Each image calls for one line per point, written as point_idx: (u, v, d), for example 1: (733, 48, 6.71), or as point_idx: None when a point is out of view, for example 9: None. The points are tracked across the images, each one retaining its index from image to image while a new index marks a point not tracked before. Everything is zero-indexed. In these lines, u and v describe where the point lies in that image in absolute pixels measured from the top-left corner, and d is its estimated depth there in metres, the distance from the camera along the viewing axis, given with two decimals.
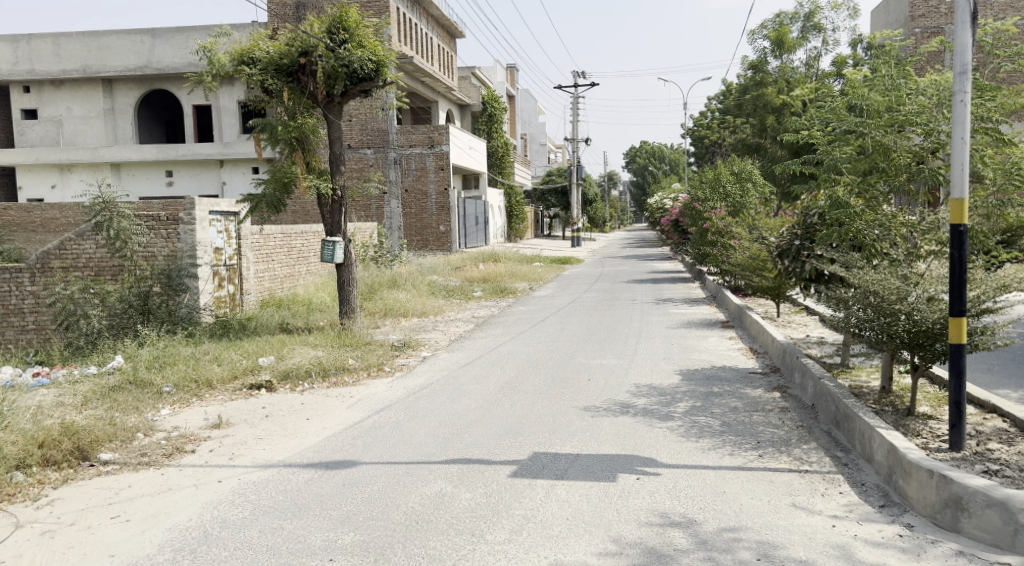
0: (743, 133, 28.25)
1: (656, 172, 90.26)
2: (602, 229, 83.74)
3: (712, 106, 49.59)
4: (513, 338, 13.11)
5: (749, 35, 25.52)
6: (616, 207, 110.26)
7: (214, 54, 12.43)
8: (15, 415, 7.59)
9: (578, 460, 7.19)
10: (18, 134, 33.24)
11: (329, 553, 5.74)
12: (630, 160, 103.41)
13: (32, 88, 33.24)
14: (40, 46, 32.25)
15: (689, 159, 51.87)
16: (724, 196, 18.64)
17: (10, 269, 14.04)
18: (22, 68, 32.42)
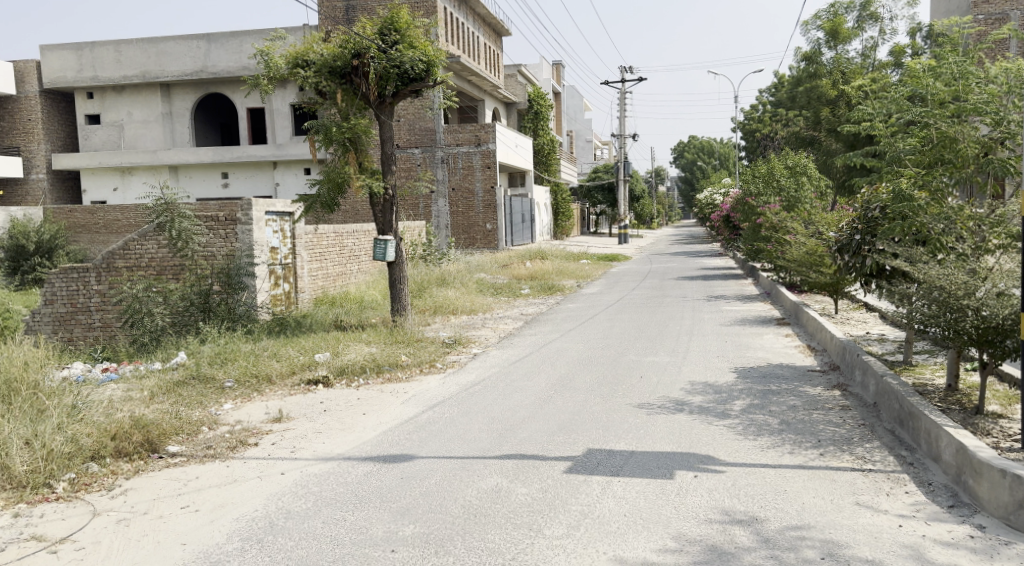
0: (798, 125, 27.84)
1: (705, 167, 89.23)
2: (649, 225, 83.12)
3: (764, 99, 48.93)
4: (563, 335, 13.12)
5: (803, 26, 25.15)
6: (664, 204, 109.48)
7: (270, 57, 12.68)
8: (89, 408, 7.82)
9: (634, 457, 7.17)
10: (82, 138, 34.29)
11: (391, 544, 5.82)
12: (678, 155, 102.48)
13: (95, 93, 34.21)
14: (102, 54, 33.15)
15: (741, 153, 51.26)
16: (778, 190, 18.36)
17: (76, 268, 14.47)
18: (85, 74, 33.32)
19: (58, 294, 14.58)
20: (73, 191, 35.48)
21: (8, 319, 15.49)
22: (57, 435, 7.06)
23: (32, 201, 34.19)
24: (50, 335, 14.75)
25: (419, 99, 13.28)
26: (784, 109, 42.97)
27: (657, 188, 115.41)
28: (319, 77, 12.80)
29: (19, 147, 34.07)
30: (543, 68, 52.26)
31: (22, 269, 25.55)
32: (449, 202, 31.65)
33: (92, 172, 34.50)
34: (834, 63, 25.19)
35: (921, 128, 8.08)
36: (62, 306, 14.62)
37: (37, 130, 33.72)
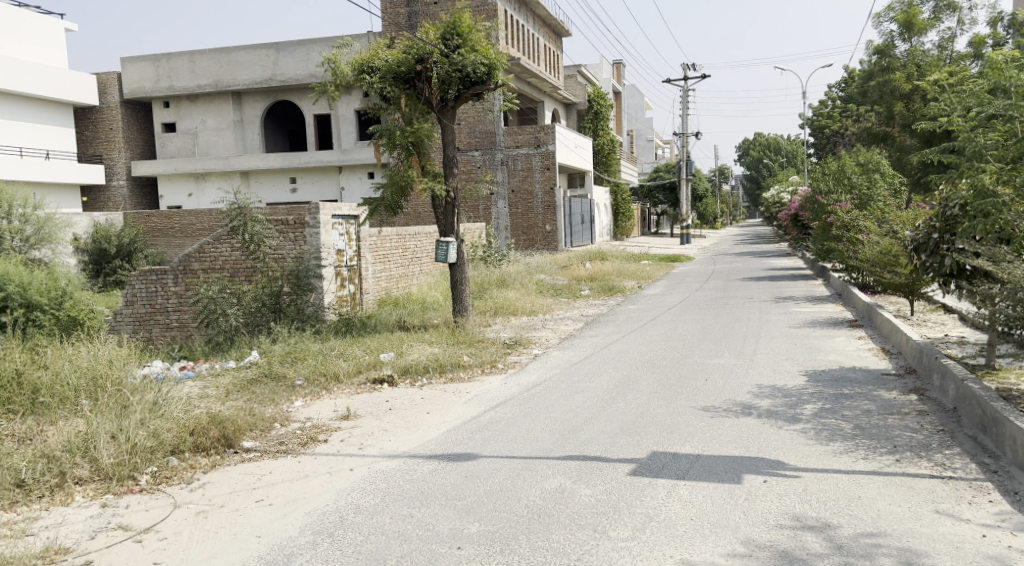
0: (870, 120, 27.28)
1: (772, 165, 87.67)
2: (711, 225, 82.08)
3: (834, 94, 47.99)
4: (625, 336, 13.06)
5: (875, 18, 24.57)
6: (728, 203, 108.01)
7: (337, 65, 12.93)
8: (169, 404, 8.06)
9: (700, 461, 7.10)
10: (159, 146, 35.39)
11: (457, 542, 5.86)
12: (744, 153, 100.86)
13: (171, 102, 35.23)
14: (178, 64, 34.07)
15: (809, 150, 50.33)
16: (849, 188, 17.95)
17: (155, 271, 14.92)
18: (162, 84, 34.32)
19: (138, 295, 15.07)
20: (151, 198, 36.57)
21: (92, 320, 16.06)
22: (141, 430, 7.30)
23: (113, 207, 35.20)
24: (130, 335, 15.23)
25: (480, 102, 13.33)
26: (854, 104, 42.01)
27: (721, 185, 113.75)
28: (384, 82, 12.95)
29: (101, 155, 35.14)
30: (603, 67, 52.00)
31: (104, 272, 26.25)
32: (510, 204, 31.76)
33: (168, 178, 35.57)
34: (908, 56, 24.52)
35: (1004, 122, 7.81)
36: (142, 307, 15.10)
37: (118, 138, 34.80)
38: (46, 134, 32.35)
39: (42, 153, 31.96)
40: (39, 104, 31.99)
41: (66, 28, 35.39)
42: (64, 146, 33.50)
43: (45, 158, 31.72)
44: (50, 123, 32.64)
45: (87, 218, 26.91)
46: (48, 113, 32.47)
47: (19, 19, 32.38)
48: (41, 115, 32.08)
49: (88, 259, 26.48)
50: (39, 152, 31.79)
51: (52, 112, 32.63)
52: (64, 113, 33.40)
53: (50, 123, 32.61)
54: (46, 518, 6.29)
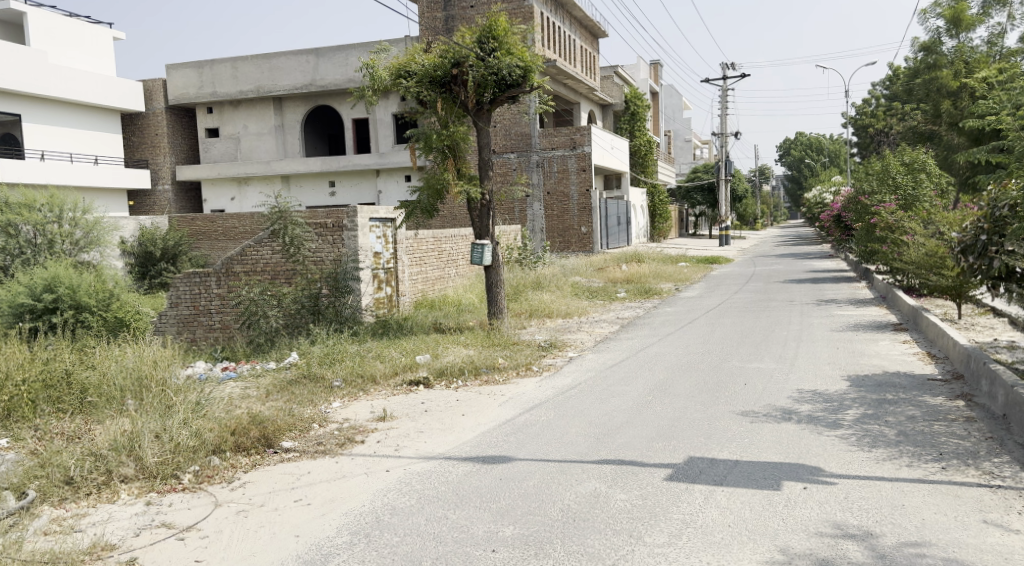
0: (916, 119, 26.85)
1: (814, 166, 86.52)
2: (752, 225, 81.18)
3: (879, 92, 47.28)
4: (661, 339, 13.00)
5: (921, 15, 24.19)
6: (768, 204, 106.81)
7: (375, 70, 13.07)
8: (211, 405, 8.18)
9: (738, 467, 7.05)
10: (203, 151, 36.02)
11: (492, 545, 5.88)
12: (785, 152, 99.69)
13: (214, 108, 35.81)
14: (221, 70, 34.65)
15: (853, 149, 49.61)
16: (893, 188, 17.69)
17: (199, 273, 15.14)
18: (206, 91, 34.92)
19: (182, 297, 15.28)
20: (194, 201, 37.17)
21: (138, 321, 16.30)
22: (183, 430, 7.42)
23: (159, 211, 35.88)
24: (175, 336, 15.46)
25: (516, 104, 13.31)
26: (899, 103, 41.38)
27: (762, 185, 112.51)
28: (421, 86, 13.02)
29: (147, 161, 35.74)
30: (640, 68, 51.76)
31: (150, 274, 26.63)
32: (545, 206, 31.77)
33: (211, 182, 36.16)
34: (955, 53, 24.11)
35: None
36: (186, 309, 15.32)
37: (163, 144, 35.40)
38: (95, 140, 33.01)
39: (91, 158, 32.70)
40: (88, 111, 32.64)
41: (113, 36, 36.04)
42: (111, 151, 34.13)
43: (94, 163, 32.42)
44: (98, 129, 33.25)
45: (133, 222, 27.43)
46: (96, 120, 33.12)
47: (68, 28, 33.05)
48: (90, 122, 32.72)
49: (133, 262, 26.94)
50: (88, 158, 32.51)
51: (100, 118, 33.28)
52: (112, 119, 34.04)
53: (99, 130, 33.28)
54: (93, 515, 6.42)
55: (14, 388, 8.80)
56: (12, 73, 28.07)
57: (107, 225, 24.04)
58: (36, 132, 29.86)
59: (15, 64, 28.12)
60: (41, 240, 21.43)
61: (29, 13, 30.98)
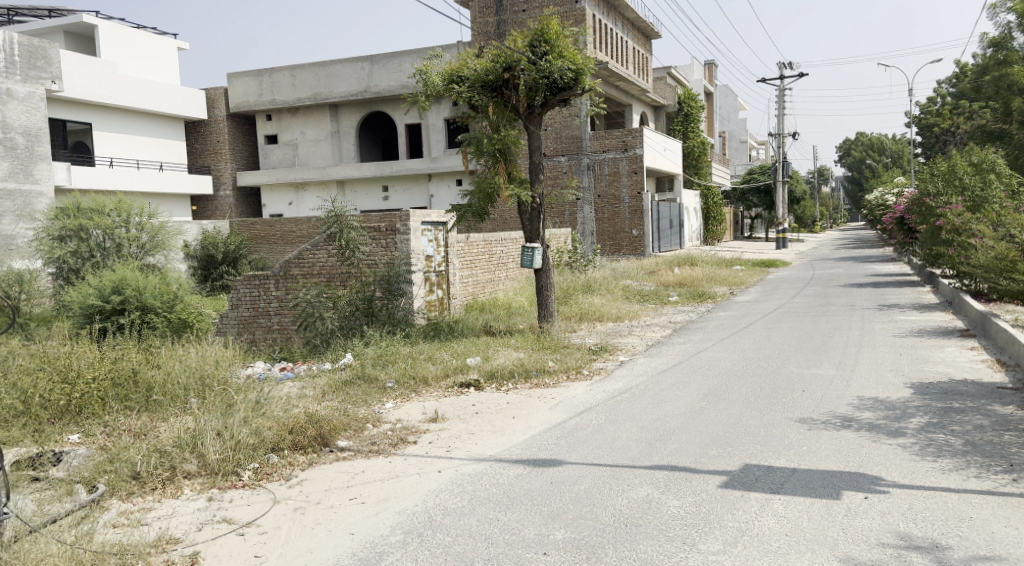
0: (988, 119, 25.78)
1: (875, 167, 84.68)
2: (810, 227, 79.74)
3: (944, 91, 46.14)
4: (715, 344, 12.84)
5: (991, 9, 23.40)
6: (827, 204, 104.97)
7: (428, 76, 13.15)
8: (270, 404, 8.29)
9: (796, 475, 6.92)
10: (263, 157, 36.71)
11: (543, 547, 5.86)
12: (845, 153, 97.80)
13: (273, 115, 36.48)
14: (279, 78, 35.25)
15: (917, 149, 48.46)
16: (961, 189, 17.25)
17: (259, 276, 15.44)
18: (265, 98, 35.58)
19: (243, 299, 15.57)
20: (254, 206, 37.80)
21: (201, 322, 16.67)
22: (244, 428, 7.52)
23: (221, 215, 36.52)
24: (235, 337, 15.74)
25: (568, 107, 13.22)
26: (966, 102, 40.34)
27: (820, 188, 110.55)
28: (472, 91, 13.06)
29: (210, 167, 36.42)
30: (694, 68, 51.32)
31: (212, 276, 27.69)
32: (596, 209, 31.67)
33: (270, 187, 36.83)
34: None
35: None
36: (246, 310, 15.59)
37: (225, 150, 36.04)
38: (161, 147, 33.75)
39: (156, 165, 33.45)
40: (155, 119, 33.39)
41: (178, 47, 36.85)
42: (176, 157, 34.87)
43: (159, 169, 33.16)
44: (164, 136, 33.98)
45: (196, 227, 28.44)
46: (163, 127, 33.86)
47: (136, 39, 33.88)
48: (156, 130, 33.47)
49: (197, 265, 28.01)
50: (154, 164, 33.27)
51: (166, 126, 34.02)
52: (176, 127, 34.78)
53: (165, 137, 34.02)
54: (158, 509, 6.55)
55: (84, 386, 8.86)
56: (84, 84, 28.84)
57: (172, 229, 24.31)
58: (106, 140, 30.61)
59: (86, 74, 28.88)
60: (109, 244, 21.92)
61: (99, 26, 31.85)
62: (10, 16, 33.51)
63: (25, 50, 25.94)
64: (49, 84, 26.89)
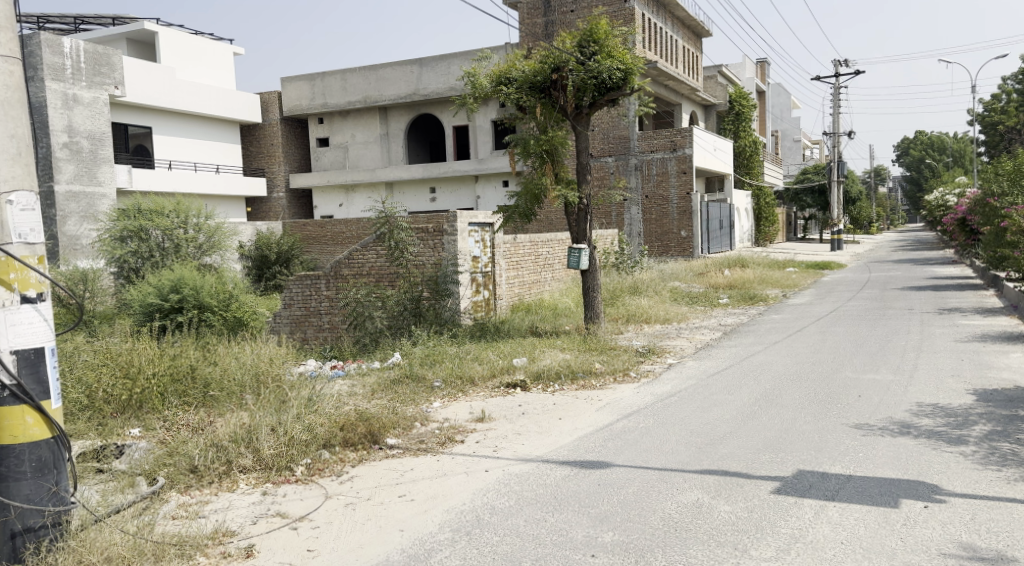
0: None
1: (935, 166, 82.57)
2: (868, 228, 78.04)
3: (1010, 87, 44.82)
4: (767, 347, 12.63)
5: None
6: (884, 205, 102.83)
7: (477, 78, 13.19)
8: (323, 401, 8.37)
9: (852, 482, 6.77)
10: (315, 159, 37.22)
11: (592, 549, 5.81)
12: (904, 153, 95.61)
13: (325, 118, 36.94)
14: (331, 82, 35.69)
15: (980, 147, 47.12)
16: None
17: (310, 276, 15.61)
18: (317, 101, 36.06)
19: (295, 298, 15.76)
20: (306, 208, 38.29)
21: (255, 321, 16.92)
22: (297, 424, 7.61)
23: (274, 217, 37.04)
24: (288, 336, 15.94)
25: (616, 107, 13.09)
26: None
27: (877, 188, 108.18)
28: (521, 92, 13.05)
29: (264, 170, 36.98)
30: (746, 66, 50.66)
31: (265, 276, 27.98)
32: (644, 210, 31.48)
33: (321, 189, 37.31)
34: None
35: None
36: (298, 309, 15.78)
37: (279, 153, 36.56)
38: (217, 150, 34.36)
39: (213, 167, 34.08)
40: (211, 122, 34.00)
41: (235, 52, 37.50)
42: (231, 160, 35.49)
43: (215, 172, 33.75)
44: (220, 139, 34.60)
45: (251, 227, 28.94)
46: (219, 131, 34.47)
47: (195, 45, 34.55)
48: (213, 133, 34.08)
49: (251, 265, 28.34)
50: (210, 167, 33.90)
51: (222, 129, 34.63)
52: (232, 131, 35.39)
53: (221, 140, 34.64)
54: (215, 502, 6.65)
55: (145, 382, 9.04)
56: (145, 88, 29.47)
57: (228, 230, 24.71)
58: (165, 143, 31.25)
59: (146, 79, 29.50)
60: (168, 245, 22.36)
61: (159, 32, 32.53)
62: (76, 24, 34.44)
63: (91, 56, 26.56)
64: (112, 89, 27.45)
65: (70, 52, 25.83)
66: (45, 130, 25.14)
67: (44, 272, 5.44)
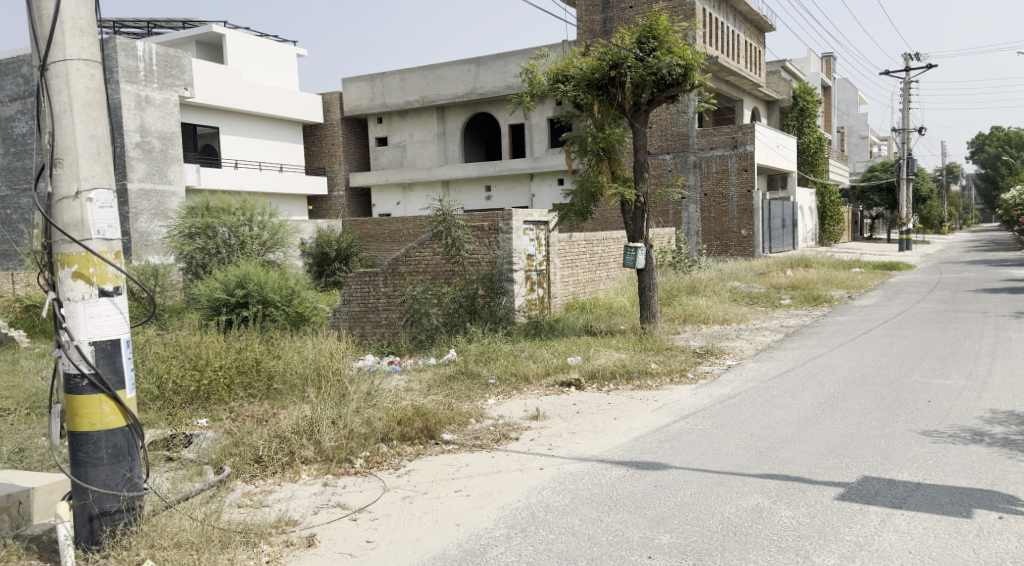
0: None
1: (1012, 163, 79.90)
2: (939, 227, 75.86)
3: None
4: (830, 350, 12.40)
5: None
6: (956, 203, 99.98)
7: (534, 75, 13.19)
8: (380, 396, 8.52)
9: (921, 489, 6.63)
10: (374, 158, 37.73)
11: (648, 551, 5.81)
12: (978, 150, 92.76)
13: (384, 118, 37.39)
14: (390, 82, 36.08)
15: None
16: None
17: (368, 273, 15.82)
18: (377, 101, 36.50)
19: (354, 295, 15.99)
20: (365, 206, 38.80)
21: (316, 316, 17.23)
22: (356, 417, 7.74)
23: (334, 215, 37.59)
24: (346, 332, 16.19)
25: (675, 104, 12.98)
26: None
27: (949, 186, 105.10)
28: (578, 90, 13.02)
29: (325, 169, 37.56)
30: (811, 61, 49.73)
31: (325, 273, 28.52)
32: (702, 208, 31.19)
33: (380, 188, 37.75)
34: None
35: None
36: (357, 306, 16.01)
37: (339, 152, 37.07)
38: (280, 149, 35.00)
39: (276, 166, 34.72)
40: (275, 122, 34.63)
41: (298, 53, 38.12)
42: (294, 159, 36.12)
43: (279, 171, 34.41)
44: (284, 139, 35.22)
45: (312, 225, 29.46)
46: (283, 131, 35.09)
47: (260, 47, 35.23)
48: (277, 133, 34.72)
49: (312, 261, 28.98)
50: (274, 166, 34.54)
51: (285, 129, 35.24)
52: (295, 130, 36.01)
53: (284, 140, 35.26)
54: (278, 492, 6.81)
55: (212, 373, 9.32)
56: (213, 89, 30.15)
57: (291, 227, 25.18)
58: (231, 143, 31.92)
59: (214, 80, 30.16)
60: (234, 241, 22.81)
61: (227, 35, 33.24)
62: (148, 28, 35.43)
63: (162, 58, 27.26)
64: (181, 90, 28.17)
65: (143, 55, 26.58)
66: (119, 131, 25.90)
67: (120, 266, 5.62)
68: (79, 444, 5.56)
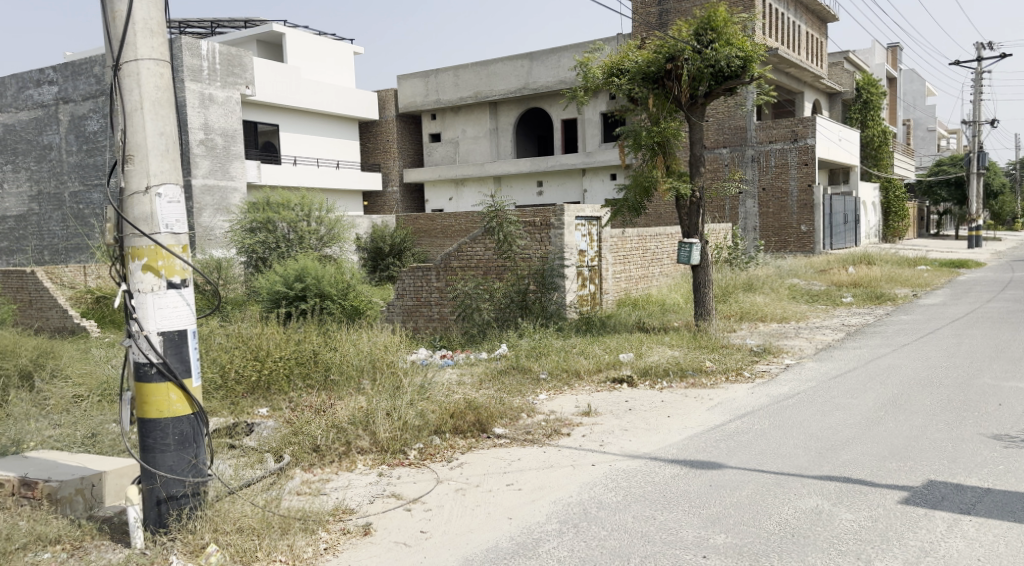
0: None
1: None
2: (1010, 224, 73.54)
3: None
4: (893, 351, 12.14)
5: None
6: None
7: (589, 69, 13.21)
8: (433, 389, 8.62)
9: (989, 495, 6.49)
10: (427, 154, 38.14)
11: (704, 551, 5.79)
12: None
13: (437, 114, 37.75)
14: (445, 79, 36.33)
15: None
16: None
17: (422, 267, 15.96)
18: (431, 98, 36.75)
19: (407, 289, 16.15)
20: (418, 202, 39.04)
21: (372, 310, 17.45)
22: (410, 409, 7.84)
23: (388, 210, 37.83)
24: (400, 325, 16.37)
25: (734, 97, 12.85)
26: None
27: None
28: (633, 84, 12.98)
29: (379, 165, 37.86)
30: (875, 53, 48.64)
31: (379, 267, 28.58)
32: (760, 204, 30.77)
33: (433, 183, 37.94)
34: None
35: None
36: (410, 300, 16.15)
37: (393, 148, 37.29)
38: (337, 146, 35.49)
39: (333, 163, 35.22)
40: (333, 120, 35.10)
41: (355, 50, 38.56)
42: (351, 156, 36.60)
43: (336, 168, 34.93)
44: (341, 136, 35.70)
45: (367, 220, 29.73)
46: (340, 128, 35.56)
47: (319, 45, 35.70)
48: (334, 130, 35.20)
49: (366, 256, 28.87)
50: (331, 163, 35.04)
51: (342, 126, 35.71)
52: (351, 127, 36.46)
53: (341, 137, 35.73)
54: (335, 480, 6.95)
55: (272, 363, 9.52)
56: (274, 87, 30.68)
57: (347, 222, 25.51)
58: (290, 140, 32.48)
59: (275, 78, 30.68)
60: (293, 236, 23.15)
61: (286, 34, 33.78)
62: (211, 27, 36.17)
63: (225, 57, 27.78)
64: (243, 88, 28.71)
65: (207, 55, 27.13)
66: (183, 128, 26.53)
67: (188, 260, 5.78)
68: (148, 430, 5.74)
